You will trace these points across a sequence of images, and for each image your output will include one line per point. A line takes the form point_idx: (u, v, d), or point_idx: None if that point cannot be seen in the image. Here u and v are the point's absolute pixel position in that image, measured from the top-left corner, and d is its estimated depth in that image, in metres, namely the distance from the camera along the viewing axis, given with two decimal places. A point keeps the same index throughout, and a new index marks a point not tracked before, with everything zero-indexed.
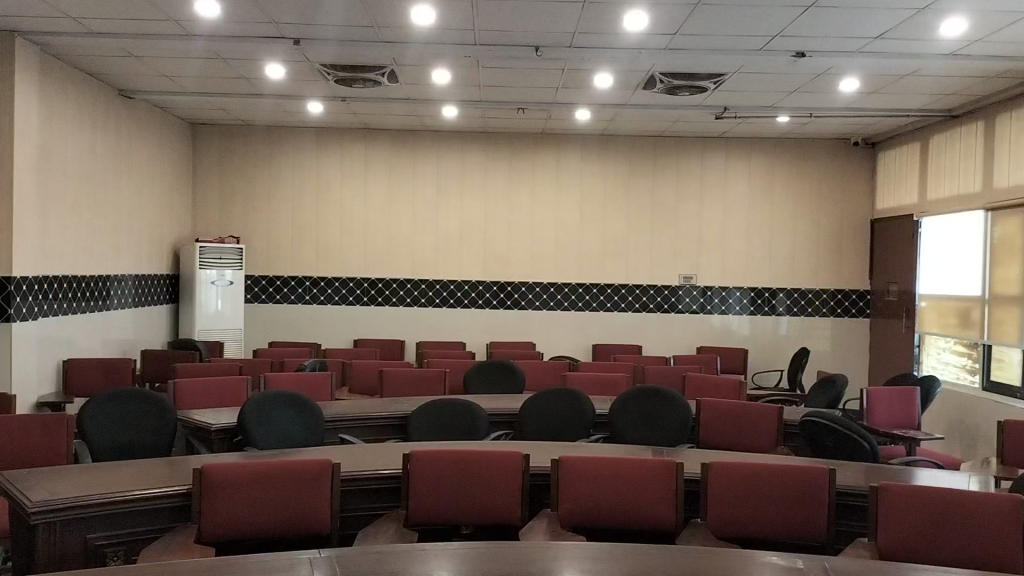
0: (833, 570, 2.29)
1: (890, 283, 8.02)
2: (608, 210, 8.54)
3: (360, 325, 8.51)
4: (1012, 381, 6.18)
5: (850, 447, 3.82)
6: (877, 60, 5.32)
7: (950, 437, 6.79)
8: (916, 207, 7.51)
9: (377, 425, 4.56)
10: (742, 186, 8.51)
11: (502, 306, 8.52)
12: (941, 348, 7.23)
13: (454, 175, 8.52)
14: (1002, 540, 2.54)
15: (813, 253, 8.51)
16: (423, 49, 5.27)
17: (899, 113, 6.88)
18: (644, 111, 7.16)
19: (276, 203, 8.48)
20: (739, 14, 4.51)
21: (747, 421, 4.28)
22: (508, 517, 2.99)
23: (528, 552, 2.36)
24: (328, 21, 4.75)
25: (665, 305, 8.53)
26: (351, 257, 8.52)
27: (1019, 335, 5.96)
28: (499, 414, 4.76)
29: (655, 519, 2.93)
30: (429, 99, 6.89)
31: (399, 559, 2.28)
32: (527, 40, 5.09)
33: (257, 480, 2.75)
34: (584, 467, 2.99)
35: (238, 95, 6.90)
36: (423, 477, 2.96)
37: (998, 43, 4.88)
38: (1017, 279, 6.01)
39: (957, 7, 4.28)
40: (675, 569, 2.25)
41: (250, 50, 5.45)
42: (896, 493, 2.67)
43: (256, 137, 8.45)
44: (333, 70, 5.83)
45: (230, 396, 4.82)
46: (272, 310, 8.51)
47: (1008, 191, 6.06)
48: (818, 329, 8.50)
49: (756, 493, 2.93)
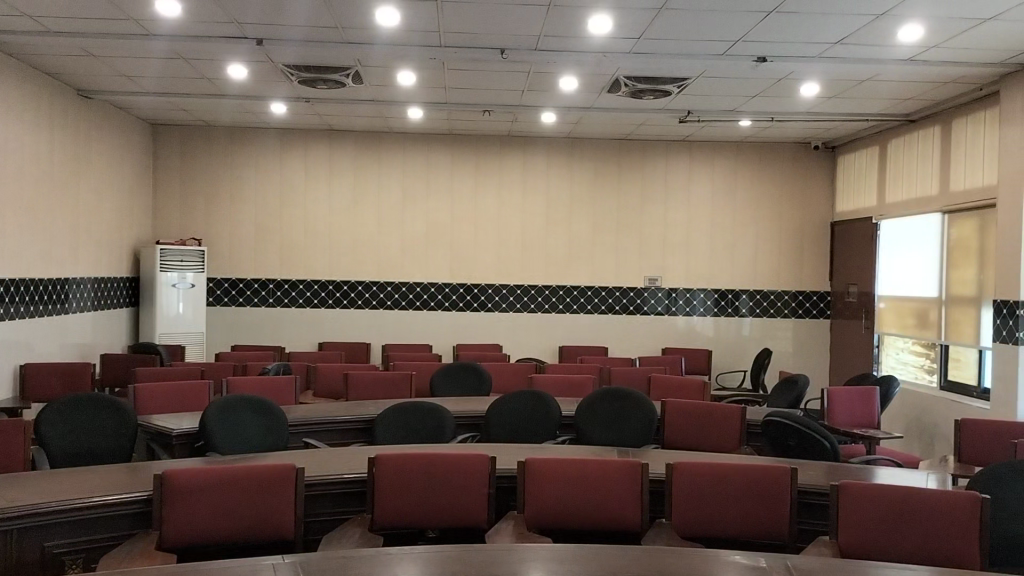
0: (796, 568, 2.31)
1: (849, 284, 8.16)
2: (574, 212, 8.58)
3: (325, 328, 8.43)
4: (968, 380, 6.32)
5: (812, 447, 3.88)
6: (836, 65, 5.41)
7: (909, 436, 6.91)
8: (875, 210, 7.63)
9: (342, 428, 4.53)
10: (706, 189, 8.59)
11: (469, 308, 8.51)
12: (899, 348, 7.35)
13: (419, 177, 8.49)
14: (960, 537, 2.58)
15: (775, 254, 8.61)
16: (387, 50, 5.25)
17: (859, 117, 6.98)
18: (609, 114, 7.19)
19: (239, 205, 8.40)
20: (703, 19, 4.55)
21: (712, 421, 4.32)
22: (475, 520, 2.98)
23: (494, 554, 2.36)
24: (293, 22, 4.71)
25: (631, 306, 8.58)
26: (316, 259, 8.45)
27: (975, 336, 6.08)
28: (465, 417, 4.76)
29: (621, 518, 2.95)
30: (393, 100, 6.85)
31: (365, 563, 2.27)
32: (493, 42, 5.09)
33: (220, 487, 2.72)
34: (550, 469, 2.99)
35: (200, 96, 6.81)
36: (391, 481, 2.95)
37: (955, 49, 4.97)
38: (974, 280, 6.14)
39: (913, 13, 4.36)
40: (641, 569, 2.26)
41: (212, 51, 5.40)
42: (857, 492, 2.71)
43: (218, 138, 8.35)
44: (297, 70, 5.78)
45: (192, 401, 4.76)
46: (235, 313, 8.41)
47: (964, 195, 6.19)
48: (780, 330, 8.62)
49: (720, 493, 2.96)
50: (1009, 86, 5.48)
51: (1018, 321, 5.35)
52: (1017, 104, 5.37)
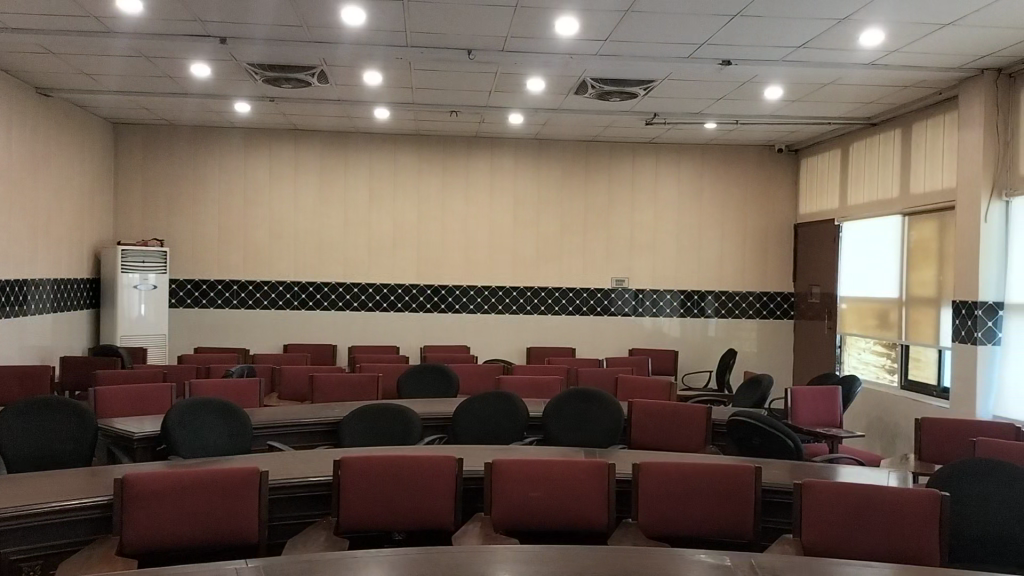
0: (761, 567, 2.33)
1: (812, 284, 8.27)
2: (542, 212, 8.59)
3: (290, 330, 8.35)
4: (929, 379, 6.44)
5: (775, 446, 3.92)
6: (799, 69, 5.47)
7: (871, 435, 7.01)
8: (837, 212, 7.75)
9: (307, 430, 4.49)
10: (672, 190, 8.65)
11: (436, 309, 8.48)
12: (861, 348, 7.47)
13: (386, 176, 8.45)
14: (921, 534, 2.63)
15: (740, 256, 8.70)
16: (353, 49, 5.22)
17: (821, 120, 7.08)
18: (577, 116, 7.21)
19: (203, 205, 8.29)
20: (668, 22, 4.58)
21: (678, 421, 4.35)
22: (441, 522, 2.97)
23: (460, 557, 2.34)
24: (257, 20, 4.67)
25: (598, 307, 8.62)
26: (281, 259, 8.38)
27: (934, 336, 6.19)
28: (432, 418, 4.75)
29: (587, 520, 2.96)
30: (359, 100, 6.81)
31: (330, 566, 2.25)
32: (460, 43, 5.08)
33: (182, 492, 2.68)
34: (516, 469, 2.98)
35: (164, 94, 6.71)
36: (356, 483, 2.93)
37: (914, 54, 5.06)
38: (933, 281, 6.25)
39: (875, 18, 4.42)
40: (608, 569, 2.27)
41: (175, 49, 5.32)
42: (820, 490, 2.74)
43: (182, 137, 8.24)
44: (261, 70, 5.72)
45: (153, 403, 4.68)
46: (198, 315, 8.30)
47: (924, 197, 6.31)
48: (744, 330, 8.70)
49: (685, 492, 2.98)
50: (966, 91, 5.59)
51: (977, 322, 5.46)
52: (975, 109, 5.49)
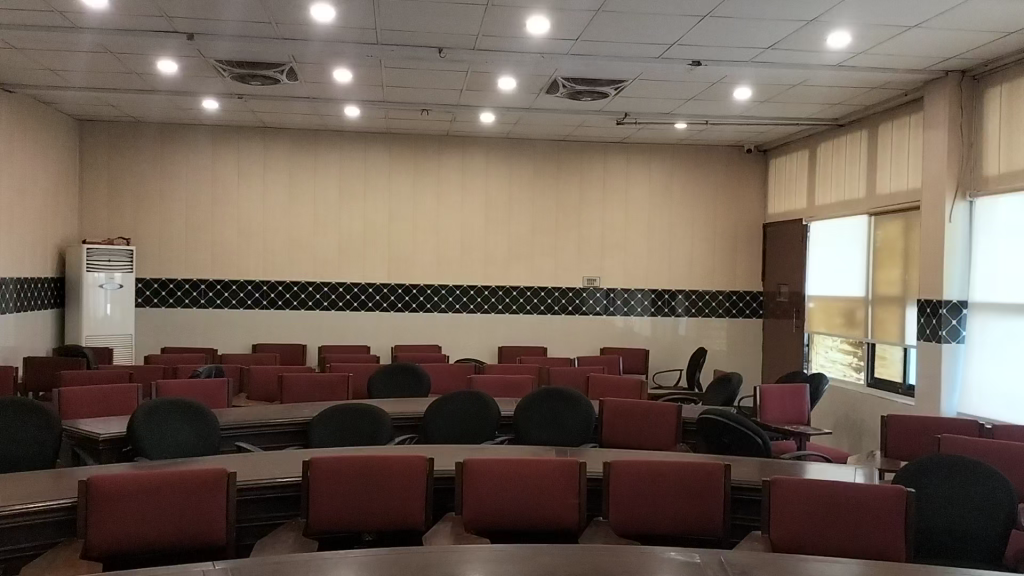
0: (729, 563, 2.35)
1: (781, 284, 8.36)
2: (514, 212, 8.59)
3: (259, 330, 8.28)
4: (895, 377, 6.53)
5: (744, 443, 3.96)
6: (768, 70, 5.52)
7: (838, 432, 7.09)
8: (805, 212, 7.84)
9: (276, 431, 4.45)
10: (643, 190, 8.70)
11: (407, 308, 8.44)
12: (829, 346, 7.56)
13: (357, 175, 8.40)
14: (887, 529, 2.67)
15: (710, 255, 8.77)
16: (323, 47, 5.18)
17: (789, 121, 7.15)
18: (549, 115, 7.23)
19: (170, 203, 8.19)
20: (638, 22, 4.60)
21: (649, 419, 4.37)
22: (412, 522, 2.95)
23: (431, 557, 2.34)
24: (226, 16, 4.62)
25: (570, 306, 8.64)
26: (250, 259, 8.30)
27: (900, 334, 6.29)
28: (403, 417, 4.73)
29: (558, 519, 2.96)
30: (330, 98, 6.77)
31: (299, 567, 2.23)
32: (431, 41, 5.07)
33: (149, 493, 2.64)
34: (487, 468, 2.97)
35: (130, 91, 6.62)
36: (325, 484, 2.90)
37: (881, 56, 5.13)
38: (899, 280, 6.34)
39: (843, 20, 4.47)
40: (579, 568, 2.27)
41: (142, 45, 5.25)
42: (789, 486, 2.75)
43: (148, 135, 8.14)
44: (229, 67, 5.66)
45: (118, 405, 4.61)
46: (165, 314, 8.20)
47: (890, 197, 6.40)
48: (714, 329, 8.77)
49: (656, 490, 2.99)
50: (931, 93, 5.67)
51: (941, 320, 5.55)
52: (939, 110, 5.57)
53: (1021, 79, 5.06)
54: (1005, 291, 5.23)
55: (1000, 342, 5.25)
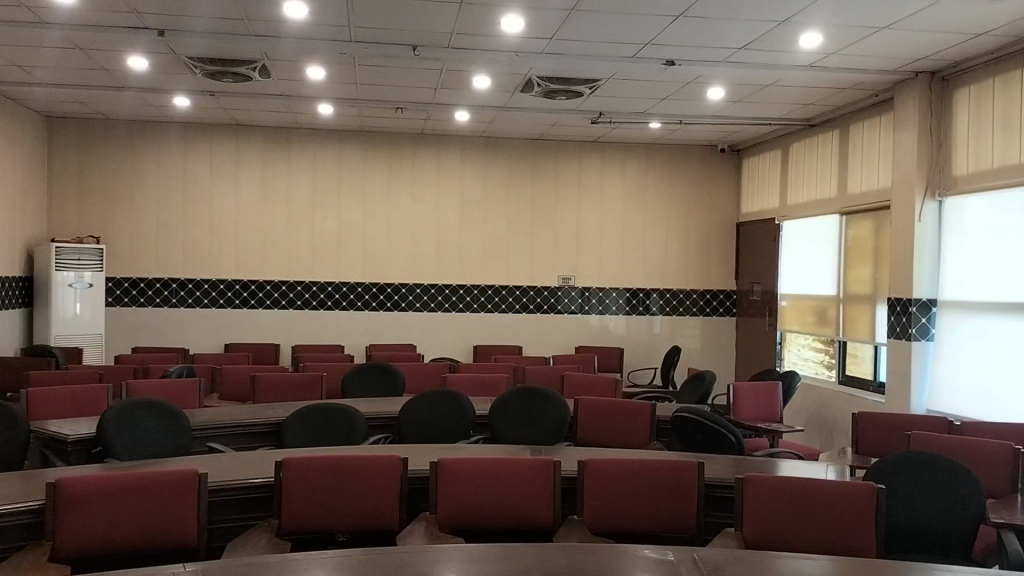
0: (703, 561, 2.37)
1: (754, 283, 8.43)
2: (488, 210, 8.59)
3: (232, 329, 8.21)
4: (865, 375, 6.61)
5: (718, 440, 3.99)
6: (741, 70, 5.56)
7: (810, 429, 7.16)
8: (777, 211, 7.91)
9: (249, 432, 4.41)
10: (618, 189, 8.73)
11: (382, 307, 8.40)
12: (801, 344, 7.64)
13: (331, 173, 8.35)
14: (858, 526, 2.70)
15: (684, 254, 8.82)
16: (296, 44, 5.15)
17: (761, 121, 7.21)
18: (524, 114, 7.23)
19: (140, 201, 8.09)
20: (612, 21, 4.61)
21: (624, 417, 4.38)
22: (387, 521, 2.94)
23: (405, 557, 2.33)
24: (198, 13, 4.57)
25: (545, 305, 8.65)
26: (222, 257, 8.22)
27: (871, 332, 6.36)
28: (377, 417, 4.71)
29: (533, 517, 2.97)
30: (303, 96, 6.73)
31: (271, 568, 2.21)
32: (405, 39, 5.04)
33: (119, 494, 2.61)
34: (463, 468, 2.96)
35: (100, 88, 6.53)
36: (298, 485, 2.88)
37: (852, 56, 5.18)
38: (869, 279, 6.42)
39: (814, 21, 4.52)
40: (553, 567, 2.27)
41: (111, 41, 5.19)
42: (762, 485, 2.78)
43: (119, 132, 8.03)
44: (200, 64, 5.60)
45: (88, 405, 4.55)
46: (136, 314, 8.10)
47: (861, 196, 6.46)
48: (688, 328, 8.82)
49: (630, 488, 3.00)
50: (901, 93, 5.73)
51: (911, 318, 5.62)
52: (909, 110, 5.63)
53: (988, 79, 5.13)
54: (974, 290, 5.30)
55: (969, 340, 5.34)
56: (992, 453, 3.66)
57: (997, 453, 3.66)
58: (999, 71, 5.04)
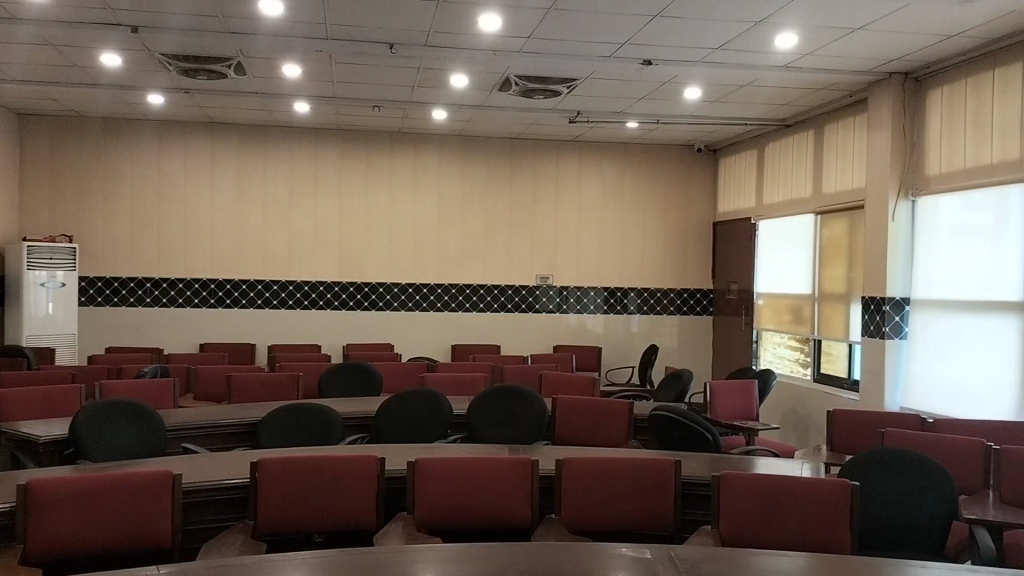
0: (680, 558, 2.37)
1: (730, 282, 8.49)
2: (466, 209, 8.57)
3: (207, 328, 8.13)
4: (840, 372, 6.67)
5: (695, 439, 4.00)
6: (717, 70, 5.59)
7: (786, 427, 7.21)
8: (753, 211, 7.96)
9: (224, 432, 4.37)
10: (596, 188, 8.75)
11: (360, 306, 8.37)
12: (777, 343, 7.70)
13: (307, 171, 8.30)
14: (833, 523, 2.72)
15: (661, 254, 8.86)
16: (272, 41, 5.12)
17: (737, 121, 7.25)
18: (501, 113, 7.22)
19: (113, 199, 8.00)
20: (589, 20, 4.62)
21: (601, 417, 4.39)
22: (363, 522, 2.93)
23: (382, 557, 2.32)
24: (173, 9, 4.53)
25: (523, 304, 8.65)
26: (197, 256, 8.15)
27: (845, 331, 6.42)
28: (355, 417, 4.68)
29: (510, 516, 2.96)
30: (279, 94, 6.68)
31: (246, 570, 2.19)
32: (382, 37, 5.02)
33: (94, 496, 2.58)
34: (440, 467, 2.96)
35: (72, 84, 6.45)
36: (274, 484, 2.87)
37: (826, 57, 5.23)
38: (844, 278, 6.48)
39: (788, 22, 4.56)
40: (531, 567, 2.26)
41: (83, 37, 5.12)
42: (738, 482, 2.80)
43: (92, 130, 7.94)
44: (175, 61, 5.55)
45: (60, 406, 4.50)
46: (110, 313, 8.01)
47: (835, 196, 6.52)
48: (665, 327, 8.86)
49: (607, 487, 3.00)
50: (875, 94, 5.79)
51: (885, 317, 5.67)
52: (883, 111, 5.69)
53: (961, 80, 5.20)
54: (946, 289, 5.37)
55: (941, 339, 5.40)
56: (964, 450, 3.70)
57: (970, 451, 3.70)
58: (971, 72, 5.10)
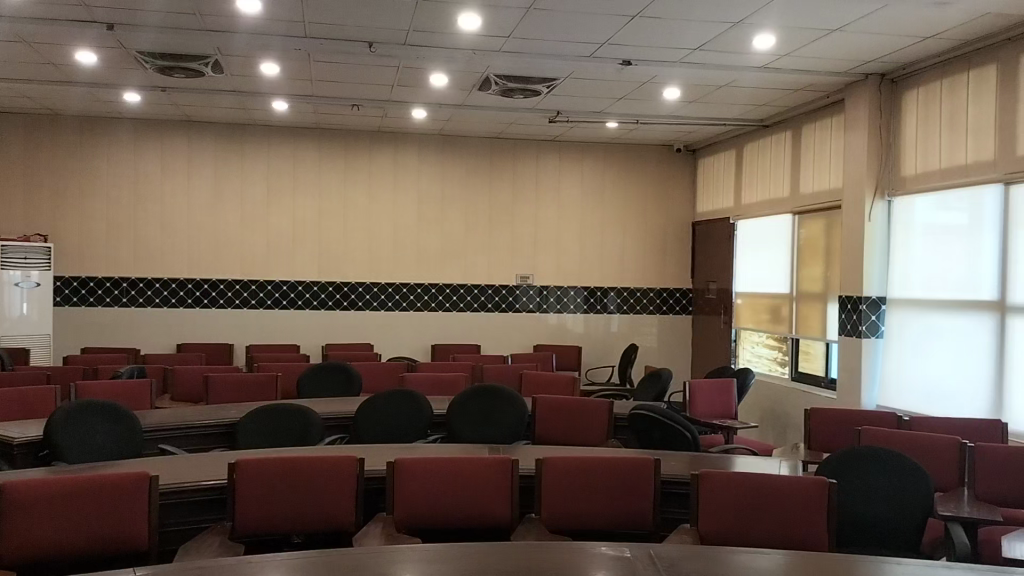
0: (659, 556, 2.39)
1: (709, 282, 8.54)
2: (446, 209, 8.56)
3: (184, 329, 8.07)
4: (817, 371, 6.72)
5: (674, 438, 4.03)
6: (696, 70, 5.62)
7: (764, 426, 7.26)
8: (732, 211, 8.01)
9: (202, 433, 4.34)
10: (576, 188, 8.77)
11: (339, 306, 8.33)
12: (755, 342, 7.74)
13: (286, 171, 8.25)
14: (811, 521, 2.73)
15: (640, 253, 8.89)
16: (249, 39, 5.08)
17: (715, 121, 7.29)
18: (481, 113, 7.21)
19: (89, 198, 7.91)
20: (569, 20, 4.62)
21: (581, 416, 4.40)
22: (342, 523, 2.92)
23: (362, 558, 2.31)
24: (149, 7, 4.49)
25: (503, 304, 8.65)
26: (174, 256, 8.08)
27: (823, 330, 6.47)
28: (334, 417, 4.67)
29: (490, 516, 2.96)
30: (257, 92, 6.63)
31: (224, 571, 2.18)
32: (361, 35, 5.00)
33: (68, 496, 2.55)
34: (420, 468, 2.95)
35: (46, 82, 6.37)
36: (252, 485, 2.85)
37: (804, 58, 5.27)
38: (821, 277, 6.53)
39: (766, 23, 4.58)
40: (511, 566, 2.26)
41: (57, 34, 5.06)
42: (716, 480, 2.82)
43: (67, 128, 7.85)
44: (152, 59, 5.50)
45: (35, 408, 4.44)
46: (85, 314, 7.93)
47: (812, 196, 6.58)
48: (645, 326, 8.89)
49: (587, 486, 3.01)
50: (852, 95, 5.84)
51: (861, 316, 5.73)
52: (859, 111, 5.74)
53: (936, 82, 5.25)
54: (922, 289, 5.43)
55: (916, 339, 5.46)
56: (939, 447, 3.74)
57: (945, 448, 3.74)
58: (946, 74, 5.16)
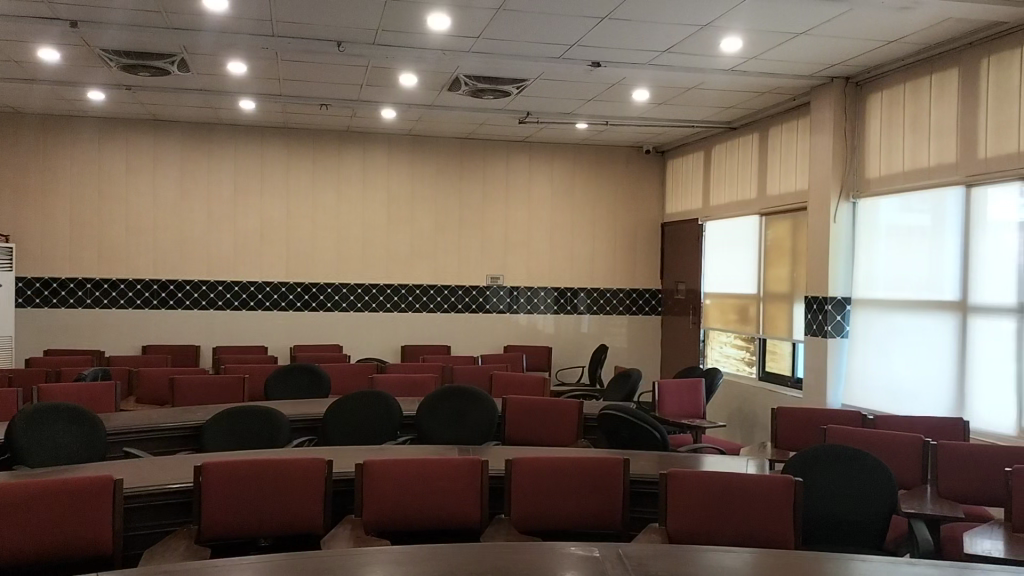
0: (628, 556, 2.40)
1: (678, 282, 8.60)
2: (415, 209, 8.53)
3: (150, 330, 7.97)
4: (784, 371, 6.79)
5: (643, 437, 4.05)
6: (665, 72, 5.65)
7: (732, 425, 7.33)
8: (700, 212, 8.08)
9: (168, 435, 4.28)
10: (545, 189, 8.79)
11: (308, 307, 8.27)
12: (723, 342, 7.81)
13: (253, 171, 8.18)
14: (778, 519, 2.77)
15: (610, 254, 8.93)
16: (216, 38, 5.03)
17: (684, 123, 7.35)
18: (450, 113, 7.20)
19: (51, 198, 7.77)
20: (539, 21, 4.63)
21: (552, 416, 4.41)
22: (310, 526, 2.90)
23: (331, 560, 2.30)
24: (114, 4, 4.43)
25: (473, 305, 8.64)
26: (139, 257, 7.97)
27: (789, 330, 6.55)
28: (303, 419, 4.63)
29: (460, 517, 2.96)
30: (223, 91, 6.56)
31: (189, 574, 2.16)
32: (330, 34, 4.96)
33: (29, 501, 2.51)
34: (390, 469, 2.94)
35: (6, 79, 6.24)
36: (219, 487, 2.82)
37: (769, 61, 5.33)
38: (787, 278, 6.61)
39: (733, 26, 4.62)
40: (480, 567, 2.26)
41: (18, 31, 4.97)
42: (686, 479, 2.84)
43: (28, 127, 7.71)
44: (116, 57, 5.42)
45: None
46: (48, 315, 7.79)
47: (779, 197, 6.65)
48: (615, 326, 8.92)
49: (557, 486, 3.02)
50: (817, 98, 5.91)
51: (827, 316, 5.81)
52: (825, 114, 5.81)
53: (899, 86, 5.34)
54: (887, 290, 5.51)
55: (881, 339, 5.54)
56: (902, 445, 3.81)
57: (908, 446, 3.80)
58: (909, 78, 5.24)
